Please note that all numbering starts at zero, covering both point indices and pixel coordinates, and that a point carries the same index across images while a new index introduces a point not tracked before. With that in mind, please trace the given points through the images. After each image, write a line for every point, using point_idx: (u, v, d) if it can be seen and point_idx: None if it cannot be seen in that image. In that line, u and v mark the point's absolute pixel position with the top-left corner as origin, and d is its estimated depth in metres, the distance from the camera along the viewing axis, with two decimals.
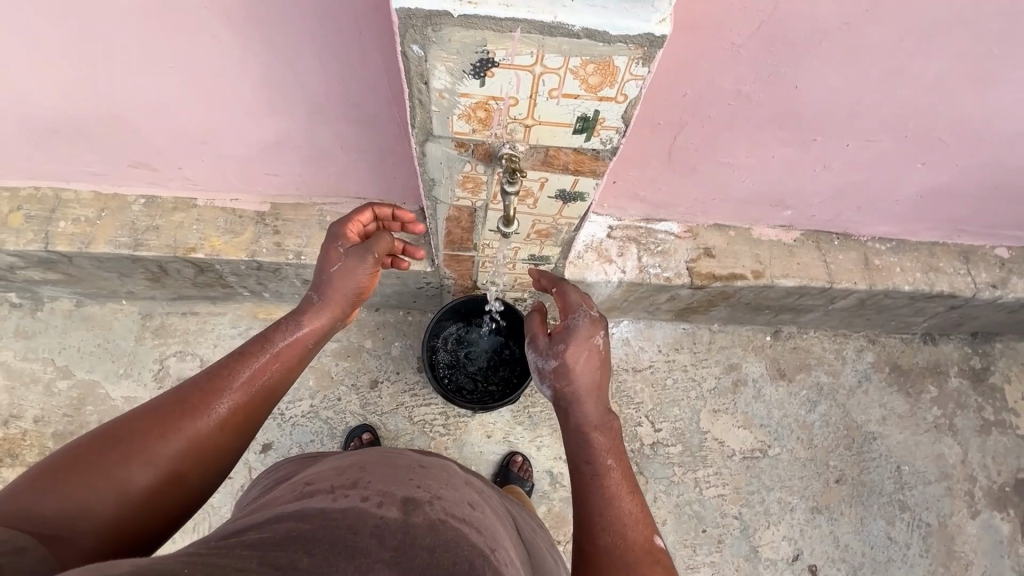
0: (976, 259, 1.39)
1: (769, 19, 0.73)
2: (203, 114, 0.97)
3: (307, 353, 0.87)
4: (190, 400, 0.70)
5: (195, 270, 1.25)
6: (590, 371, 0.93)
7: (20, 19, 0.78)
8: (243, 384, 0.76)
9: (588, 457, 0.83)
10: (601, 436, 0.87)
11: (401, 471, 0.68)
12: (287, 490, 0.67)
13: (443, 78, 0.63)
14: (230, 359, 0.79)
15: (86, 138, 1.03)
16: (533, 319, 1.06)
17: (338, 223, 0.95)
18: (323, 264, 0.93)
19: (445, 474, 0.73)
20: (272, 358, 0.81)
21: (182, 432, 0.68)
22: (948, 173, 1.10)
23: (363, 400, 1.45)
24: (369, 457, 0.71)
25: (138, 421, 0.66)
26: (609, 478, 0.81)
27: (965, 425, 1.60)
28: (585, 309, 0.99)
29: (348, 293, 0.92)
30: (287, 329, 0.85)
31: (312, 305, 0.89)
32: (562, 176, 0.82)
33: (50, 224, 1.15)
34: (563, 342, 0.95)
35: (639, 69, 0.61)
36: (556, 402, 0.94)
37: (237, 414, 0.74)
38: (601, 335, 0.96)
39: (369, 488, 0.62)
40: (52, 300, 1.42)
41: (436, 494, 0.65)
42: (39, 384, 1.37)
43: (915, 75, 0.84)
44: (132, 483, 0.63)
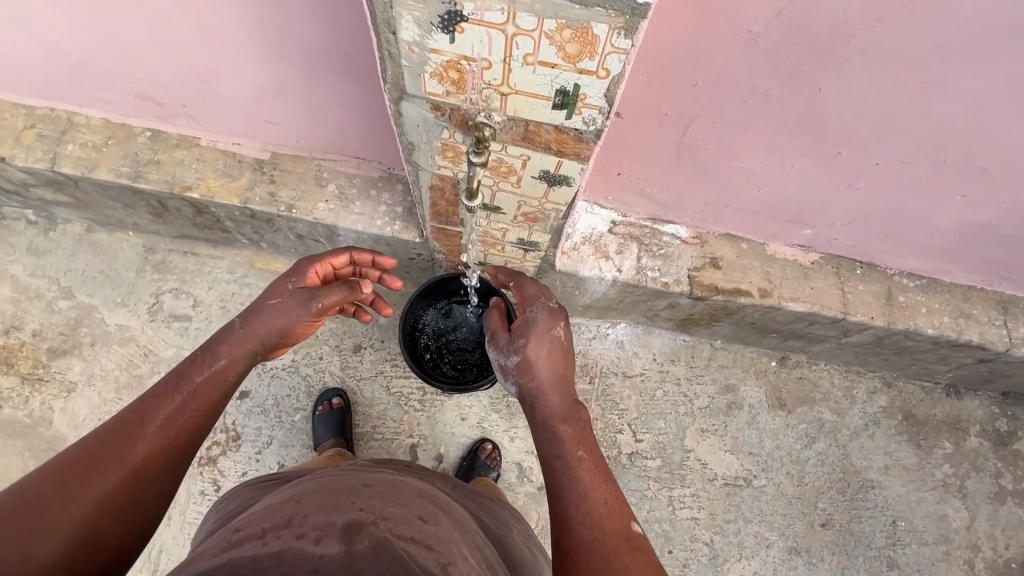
0: (1017, 312, 1.26)
1: (790, 7, 0.65)
2: (201, 52, 0.96)
3: (231, 386, 0.80)
4: (101, 452, 0.64)
5: (192, 210, 1.26)
6: (552, 364, 0.87)
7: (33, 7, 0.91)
8: (160, 427, 0.69)
9: (559, 451, 0.77)
10: (569, 428, 0.80)
11: (342, 496, 0.65)
12: (215, 540, 0.62)
13: (411, 29, 0.59)
14: (139, 403, 0.71)
15: (93, 64, 1.04)
16: (490, 317, 0.98)
17: (309, 260, 0.93)
18: (264, 296, 0.87)
19: (392, 488, 0.70)
20: (190, 397, 0.73)
21: (95, 489, 0.62)
22: (991, 210, 0.99)
23: (343, 363, 1.45)
24: (307, 487, 0.69)
25: (41, 488, 0.60)
26: (580, 470, 0.75)
27: (977, 489, 1.47)
28: (543, 300, 0.93)
29: (279, 323, 0.85)
30: (204, 362, 0.78)
31: (234, 335, 0.82)
32: (545, 156, 0.76)
33: (58, 146, 1.18)
34: (523, 337, 0.88)
35: (621, 41, 0.55)
36: (522, 401, 0.87)
37: (155, 460, 0.68)
38: (561, 326, 0.90)
39: (306, 523, 0.60)
40: (65, 222, 1.47)
41: (380, 514, 0.63)
42: (41, 301, 1.42)
43: (960, 91, 0.74)
44: (42, 553, 0.57)
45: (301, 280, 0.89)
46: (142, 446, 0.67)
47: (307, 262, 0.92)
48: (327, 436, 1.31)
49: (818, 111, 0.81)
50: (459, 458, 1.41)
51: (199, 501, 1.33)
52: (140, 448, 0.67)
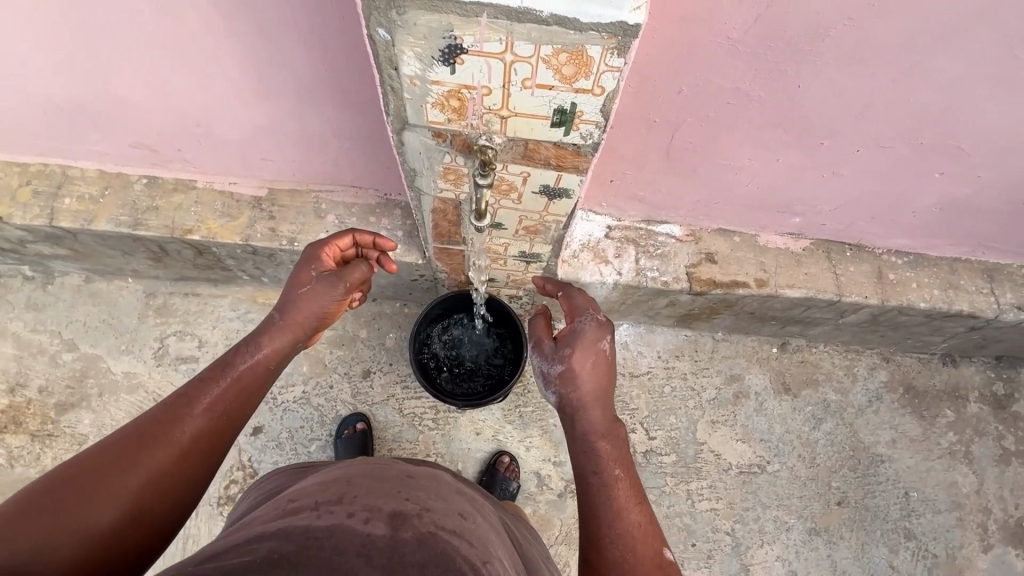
0: (1001, 279, 1.31)
1: (766, 12, 0.69)
2: (198, 97, 0.98)
3: (269, 376, 0.83)
4: (153, 430, 0.68)
5: (193, 252, 1.27)
6: (596, 376, 0.89)
7: (33, 64, 0.92)
8: (207, 409, 0.72)
9: (597, 468, 0.81)
10: (608, 445, 0.84)
11: (390, 484, 0.66)
12: (270, 508, 0.64)
13: (413, 64, 0.61)
14: (188, 387, 0.74)
15: (87, 116, 1.05)
16: (536, 322, 0.99)
17: (315, 245, 0.93)
18: (291, 284, 0.89)
19: (434, 483, 0.70)
20: (233, 384, 0.77)
21: (145, 465, 0.65)
22: (970, 185, 1.04)
23: (354, 390, 1.45)
24: (354, 469, 0.69)
25: (99, 459, 0.64)
26: (617, 489, 0.80)
27: (982, 454, 1.51)
28: (591, 312, 0.94)
29: (313, 312, 0.88)
30: (247, 352, 0.81)
31: (273, 326, 0.85)
32: (544, 172, 0.79)
33: (55, 201, 1.18)
34: (569, 346, 0.90)
35: (614, 60, 0.58)
36: (562, 411, 0.90)
37: (201, 440, 0.71)
38: (607, 339, 0.91)
39: (355, 502, 0.61)
40: (63, 275, 1.47)
41: (425, 506, 0.63)
42: (45, 355, 1.42)
43: (931, 77, 0.78)
44: (96, 518, 0.60)
45: (316, 262, 0.90)
46: (189, 427, 0.70)
47: (314, 245, 0.93)
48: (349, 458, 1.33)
49: (801, 106, 0.85)
50: (477, 473, 1.42)
51: None
52: (186, 430, 0.70)
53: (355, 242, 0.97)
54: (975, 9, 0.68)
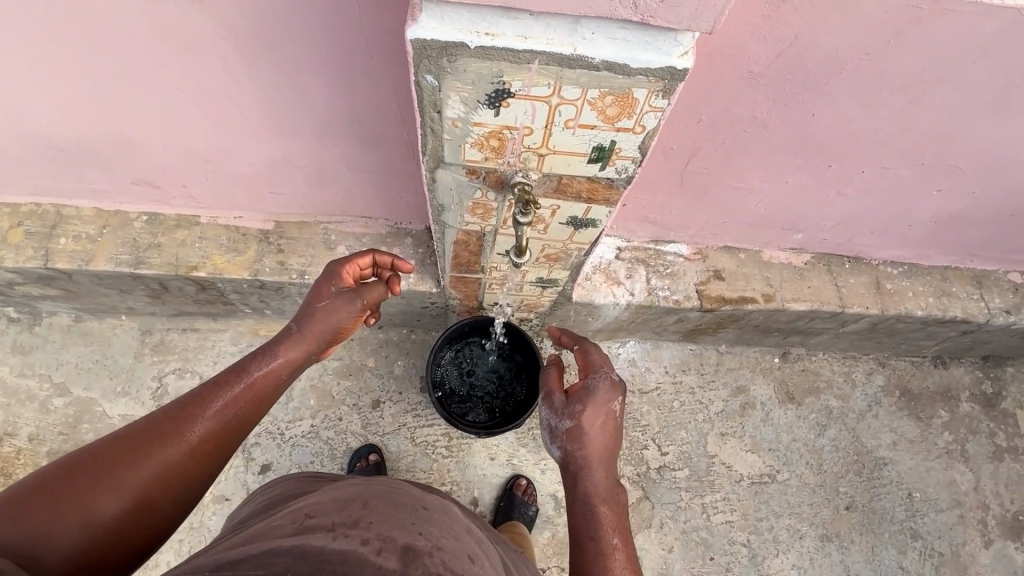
0: (989, 284, 1.37)
1: (789, 49, 0.71)
2: (207, 134, 0.95)
3: (282, 385, 0.82)
4: (164, 427, 0.67)
5: (196, 288, 1.23)
6: (603, 436, 0.89)
7: (34, 104, 0.89)
8: (218, 411, 0.72)
9: (595, 533, 0.81)
10: (609, 511, 0.84)
11: (407, 511, 0.63)
12: (286, 517, 0.62)
13: (457, 107, 0.61)
14: (203, 386, 0.74)
15: (85, 154, 1.01)
16: (549, 372, 1.00)
17: (338, 260, 0.92)
18: (311, 295, 0.88)
19: (447, 517, 0.66)
20: (247, 390, 0.76)
21: (152, 461, 0.65)
22: (963, 200, 1.09)
23: (364, 421, 1.43)
24: (373, 489, 0.66)
25: (110, 449, 0.64)
26: (613, 559, 0.78)
27: (977, 451, 1.57)
28: (605, 370, 0.94)
29: (329, 322, 0.86)
30: (264, 358, 0.80)
31: (290, 336, 0.83)
32: (575, 205, 0.80)
33: (49, 241, 1.13)
34: (580, 403, 0.91)
35: (658, 101, 0.60)
36: (565, 466, 0.90)
37: (209, 441, 0.70)
38: (618, 401, 0.91)
39: (371, 529, 0.58)
40: (51, 315, 1.40)
41: (438, 544, 0.60)
42: (35, 401, 1.35)
43: (935, 104, 0.82)
44: (102, 509, 0.61)
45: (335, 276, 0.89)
46: (198, 428, 0.69)
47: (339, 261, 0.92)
48: None
49: (813, 131, 0.88)
50: (494, 499, 1.40)
51: None
52: (196, 431, 0.69)
53: (376, 263, 0.96)
54: (984, 42, 0.70)
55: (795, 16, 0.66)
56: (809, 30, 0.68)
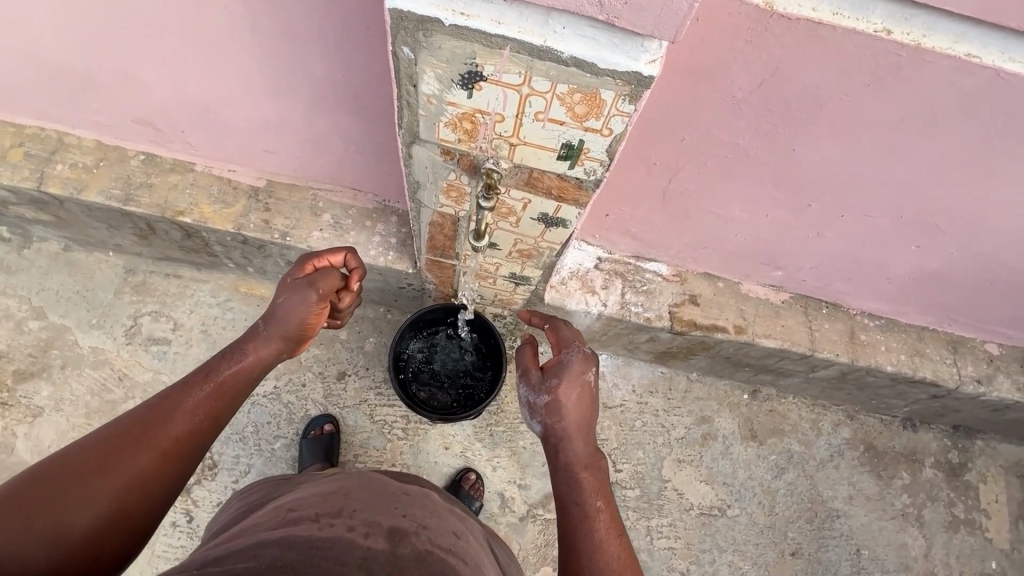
0: (964, 351, 1.36)
1: (770, 78, 0.72)
2: (210, 85, 0.98)
3: (252, 385, 0.82)
4: (136, 434, 0.66)
5: (182, 233, 1.26)
6: (581, 408, 0.92)
7: (47, 31, 0.92)
8: (191, 412, 0.71)
9: (578, 499, 0.81)
10: (590, 476, 0.85)
11: (387, 500, 0.65)
12: (269, 516, 0.64)
13: (432, 84, 0.63)
14: (171, 389, 0.73)
15: (92, 86, 1.04)
16: (524, 351, 1.00)
17: (303, 256, 0.94)
18: (278, 295, 0.88)
19: (427, 500, 0.70)
20: (218, 389, 0.75)
21: (125, 469, 0.64)
22: (943, 260, 1.09)
23: (327, 390, 1.44)
24: (352, 481, 0.69)
25: (78, 461, 0.62)
26: (598, 521, 0.79)
27: (933, 518, 1.56)
28: (578, 344, 0.98)
29: (303, 323, 0.86)
30: (233, 358, 0.80)
31: (260, 335, 0.84)
32: (544, 201, 0.81)
33: (46, 166, 1.16)
34: (556, 377, 0.93)
35: (625, 106, 0.61)
36: (546, 440, 0.92)
37: (182, 445, 0.69)
38: (593, 371, 0.95)
39: (354, 515, 0.61)
40: (41, 240, 1.43)
41: (423, 524, 0.63)
42: (11, 320, 1.38)
43: (914, 155, 0.82)
44: (75, 522, 0.59)
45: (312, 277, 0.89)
46: (171, 431, 0.69)
47: (307, 260, 0.92)
48: (314, 462, 1.29)
49: (795, 167, 0.89)
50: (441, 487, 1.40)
51: (171, 534, 1.30)
52: (170, 433, 0.68)
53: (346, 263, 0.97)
54: (962, 99, 0.71)
55: (776, 45, 0.67)
56: (791, 61, 0.69)
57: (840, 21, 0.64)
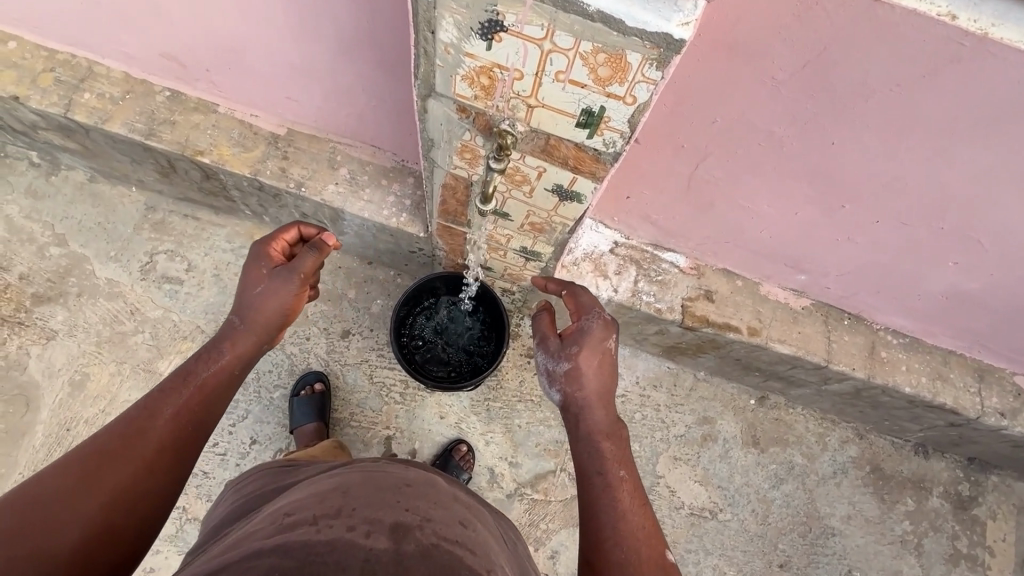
0: (991, 381, 1.29)
1: (817, 59, 0.67)
2: (234, 23, 0.96)
3: (236, 379, 0.83)
4: (116, 447, 0.66)
5: (201, 174, 1.26)
6: (601, 377, 0.89)
7: None
8: (171, 419, 0.72)
9: (601, 468, 0.80)
10: (611, 445, 0.84)
11: (389, 493, 0.59)
12: (264, 522, 0.58)
13: (450, 31, 0.60)
14: (148, 399, 0.73)
15: (121, 16, 1.03)
16: (540, 318, 0.98)
17: (261, 241, 0.90)
18: (245, 285, 0.87)
19: (432, 488, 0.64)
20: (196, 393, 0.76)
21: (110, 482, 0.64)
22: (980, 281, 1.02)
23: (329, 346, 1.44)
24: (353, 476, 0.63)
25: (56, 482, 0.61)
26: (621, 490, 0.78)
27: (933, 549, 1.50)
28: (598, 309, 0.93)
29: (277, 307, 0.86)
30: (211, 359, 0.81)
31: (235, 330, 0.84)
32: (560, 171, 0.77)
33: (74, 93, 1.17)
34: (576, 344, 0.90)
35: (651, 72, 0.57)
36: (566, 409, 0.90)
37: (165, 452, 0.69)
38: (613, 338, 0.91)
39: (354, 514, 0.55)
40: (68, 169, 1.45)
41: (427, 516, 0.57)
42: (33, 244, 1.41)
43: (965, 161, 0.76)
44: (63, 540, 0.58)
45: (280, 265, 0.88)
46: (151, 440, 0.69)
47: (263, 248, 0.89)
48: (309, 420, 1.31)
49: (831, 163, 0.83)
50: (432, 455, 1.40)
51: None
52: (149, 442, 0.68)
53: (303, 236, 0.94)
54: None
55: (828, 22, 0.62)
56: (840, 41, 0.64)
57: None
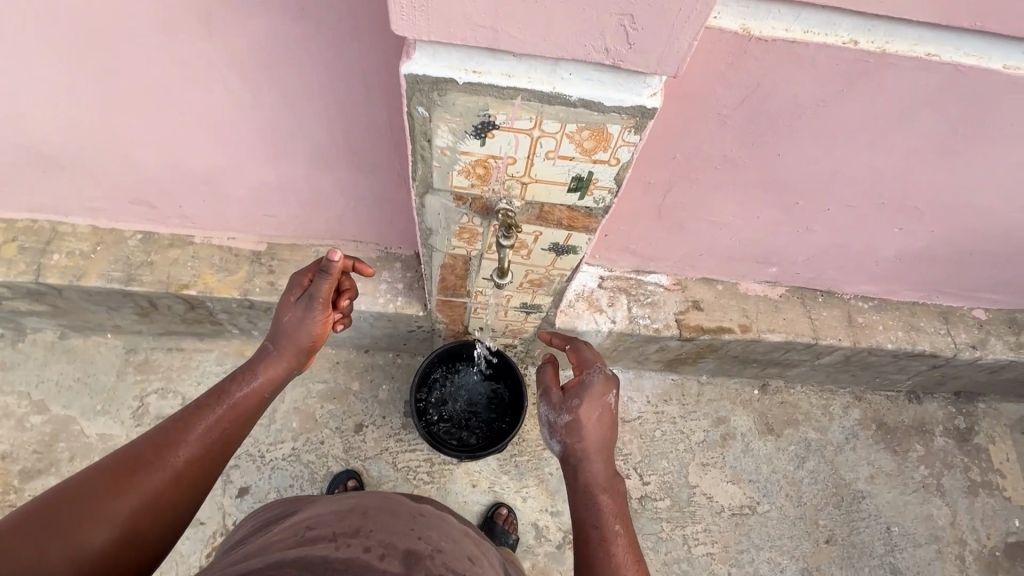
0: (955, 320, 1.43)
1: (752, 93, 0.78)
2: (208, 158, 1.00)
3: (263, 403, 0.86)
4: (148, 455, 0.69)
5: (186, 306, 1.25)
6: (600, 429, 0.94)
7: (43, 124, 0.93)
8: (201, 435, 0.74)
9: (598, 521, 0.82)
10: (608, 499, 0.86)
11: (404, 520, 0.65)
12: (286, 533, 0.64)
13: (446, 137, 0.66)
14: (184, 412, 0.76)
15: (86, 172, 1.04)
16: (544, 370, 1.03)
17: (298, 270, 0.93)
18: (277, 312, 0.92)
19: (443, 522, 0.69)
20: (229, 411, 0.79)
21: (138, 489, 0.66)
22: (924, 239, 1.15)
23: (346, 444, 1.42)
24: (370, 499, 0.68)
25: (92, 483, 0.64)
26: (616, 545, 0.79)
27: (953, 486, 1.59)
28: (600, 365, 0.98)
29: (305, 334, 0.90)
30: (244, 379, 0.85)
31: (267, 355, 0.89)
32: (555, 231, 0.84)
33: (42, 257, 1.16)
34: (577, 397, 0.95)
35: (630, 136, 0.65)
36: (565, 459, 0.94)
37: (193, 467, 0.72)
38: (613, 394, 0.96)
39: (372, 536, 0.60)
40: (35, 332, 1.40)
41: (437, 547, 0.62)
42: (11, 418, 1.33)
43: (889, 148, 0.89)
44: (89, 542, 0.60)
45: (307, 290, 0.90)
46: (182, 453, 0.71)
47: (298, 272, 0.92)
48: None
49: (780, 170, 0.94)
50: None
51: None
52: (181, 454, 0.71)
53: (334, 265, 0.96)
54: (923, 95, 0.78)
55: (755, 64, 0.73)
56: (770, 77, 0.75)
57: (812, 37, 0.69)
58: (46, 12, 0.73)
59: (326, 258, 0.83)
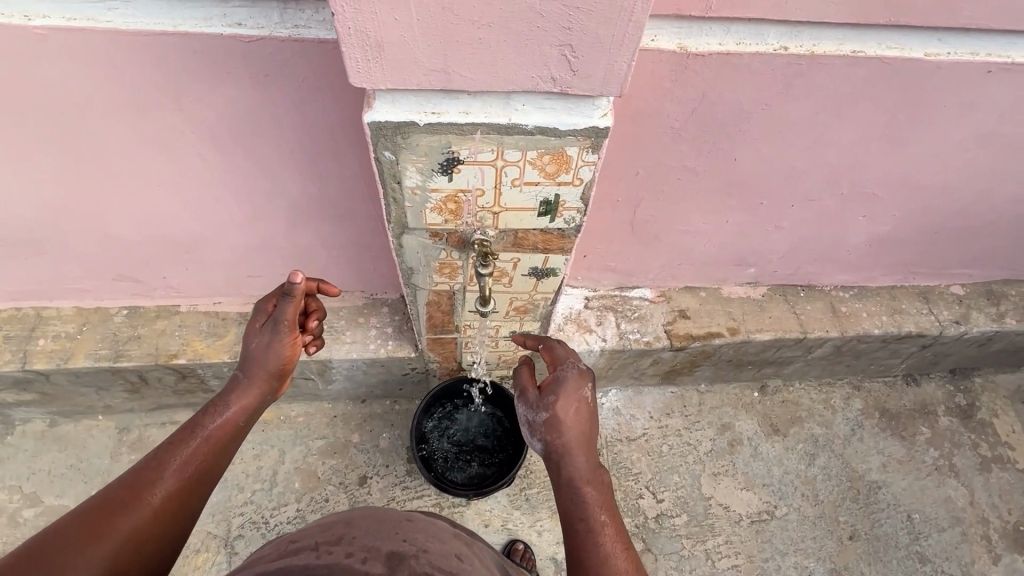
0: (936, 299, 1.46)
1: (700, 105, 0.82)
2: (189, 226, 1.02)
3: (240, 432, 0.85)
4: (126, 495, 0.69)
5: (176, 376, 1.24)
6: (579, 423, 0.91)
7: (23, 213, 0.96)
8: (177, 470, 0.75)
9: (584, 513, 0.81)
10: (595, 491, 0.84)
11: (389, 524, 0.66)
12: (272, 547, 0.66)
13: (414, 177, 0.69)
14: (158, 450, 0.76)
15: (70, 254, 1.06)
16: (520, 371, 1.00)
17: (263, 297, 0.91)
18: (245, 339, 0.90)
19: (432, 525, 0.70)
20: (204, 443, 0.79)
21: (119, 529, 0.66)
22: (889, 223, 1.20)
23: (352, 499, 1.38)
24: (356, 512, 0.70)
25: (73, 527, 0.64)
26: (603, 535, 0.78)
27: (965, 464, 1.59)
28: (574, 361, 0.97)
29: (274, 359, 0.88)
30: (217, 410, 0.83)
31: (238, 383, 0.87)
32: (533, 255, 0.86)
33: (28, 344, 1.16)
34: (553, 393, 0.92)
35: (589, 156, 0.68)
36: (548, 457, 0.91)
37: (171, 503, 0.72)
38: (589, 387, 0.94)
39: (354, 543, 0.62)
40: (24, 422, 1.38)
41: (423, 547, 0.63)
42: (3, 515, 1.29)
43: (837, 141, 0.93)
44: None
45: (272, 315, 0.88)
46: (159, 490, 0.72)
47: (262, 298, 0.90)
48: None
49: (741, 173, 0.98)
50: None
51: None
52: (158, 492, 0.72)
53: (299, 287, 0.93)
54: (856, 89, 0.83)
55: (697, 78, 0.78)
56: (713, 88, 0.80)
57: (744, 48, 0.75)
58: (22, 103, 0.77)
59: (288, 281, 0.81)
